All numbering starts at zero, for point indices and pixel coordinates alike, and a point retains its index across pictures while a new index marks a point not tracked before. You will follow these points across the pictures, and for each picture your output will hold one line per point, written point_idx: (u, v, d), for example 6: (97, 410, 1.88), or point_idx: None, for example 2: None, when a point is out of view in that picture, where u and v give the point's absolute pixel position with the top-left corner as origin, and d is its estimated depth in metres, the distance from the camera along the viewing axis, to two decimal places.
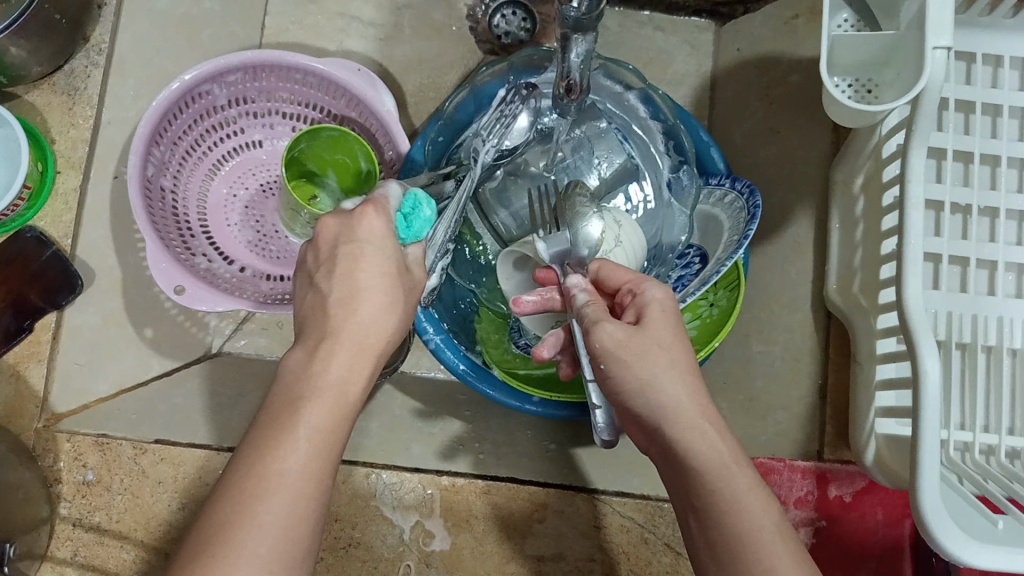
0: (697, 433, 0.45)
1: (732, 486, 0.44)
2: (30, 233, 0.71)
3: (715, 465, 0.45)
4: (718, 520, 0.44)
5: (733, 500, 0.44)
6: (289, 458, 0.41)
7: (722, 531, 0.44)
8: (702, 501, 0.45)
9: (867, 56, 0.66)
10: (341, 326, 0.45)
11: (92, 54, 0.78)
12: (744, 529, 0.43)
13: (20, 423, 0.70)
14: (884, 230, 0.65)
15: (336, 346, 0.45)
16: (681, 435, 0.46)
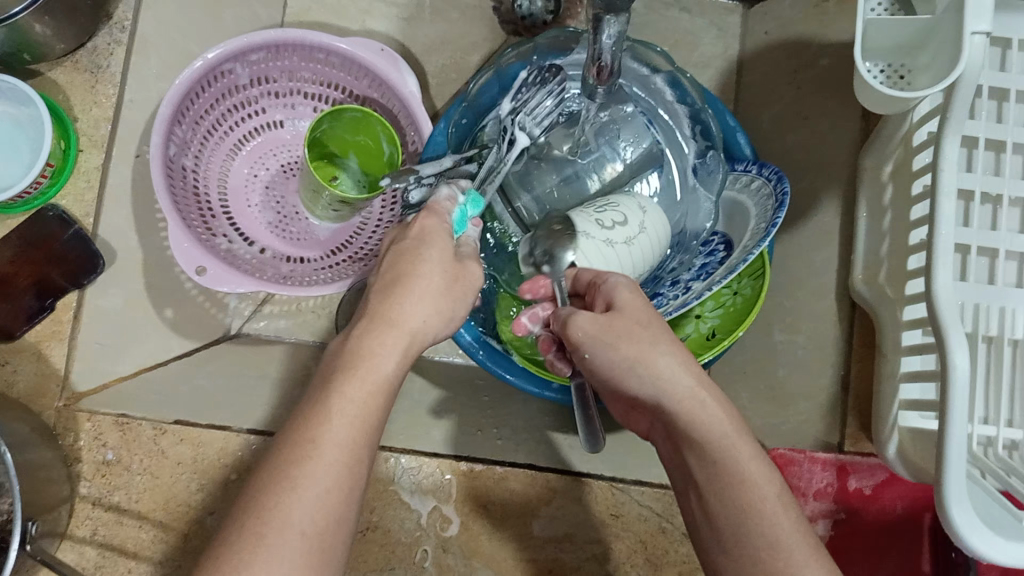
0: (698, 413, 0.48)
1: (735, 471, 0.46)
2: (52, 212, 0.72)
3: (717, 438, 0.47)
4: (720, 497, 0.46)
5: (735, 471, 0.46)
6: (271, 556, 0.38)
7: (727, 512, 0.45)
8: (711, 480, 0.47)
9: (901, 41, 0.65)
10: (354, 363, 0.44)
11: (114, 31, 0.77)
12: (745, 500, 0.45)
13: (42, 403, 0.69)
14: (914, 219, 0.64)
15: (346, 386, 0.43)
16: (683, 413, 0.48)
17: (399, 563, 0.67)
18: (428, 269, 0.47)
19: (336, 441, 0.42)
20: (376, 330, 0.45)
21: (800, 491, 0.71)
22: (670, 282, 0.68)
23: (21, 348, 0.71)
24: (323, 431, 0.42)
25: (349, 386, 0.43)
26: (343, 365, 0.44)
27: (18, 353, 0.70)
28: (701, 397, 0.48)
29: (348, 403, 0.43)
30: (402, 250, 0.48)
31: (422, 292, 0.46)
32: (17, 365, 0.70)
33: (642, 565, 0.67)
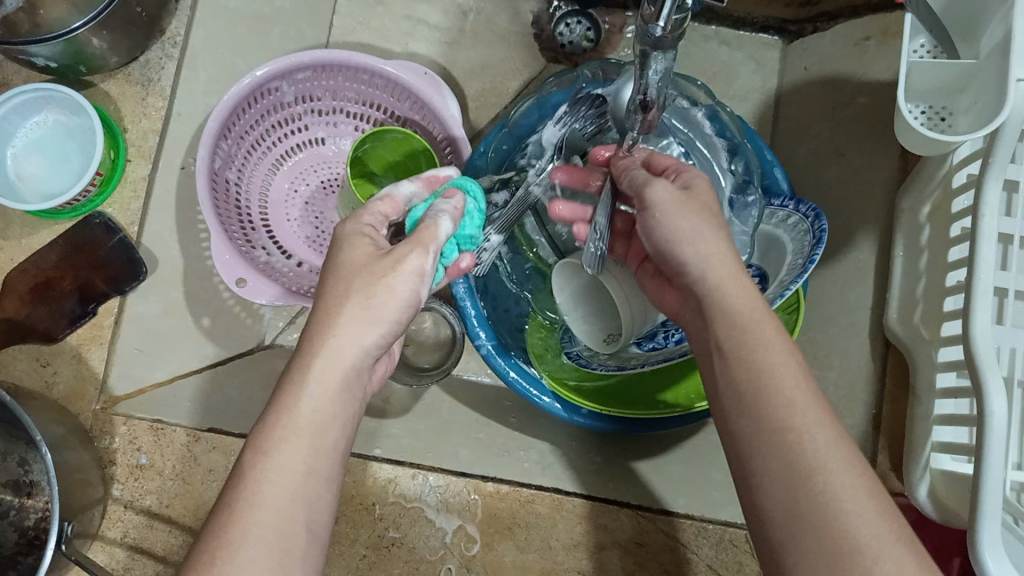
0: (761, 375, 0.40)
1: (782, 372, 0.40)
2: (98, 220, 0.73)
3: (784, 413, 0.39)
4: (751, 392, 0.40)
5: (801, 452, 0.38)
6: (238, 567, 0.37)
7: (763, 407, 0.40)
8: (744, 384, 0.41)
9: (943, 82, 0.65)
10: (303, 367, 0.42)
11: (167, 47, 0.79)
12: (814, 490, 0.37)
13: (80, 405, 0.71)
14: (951, 261, 0.64)
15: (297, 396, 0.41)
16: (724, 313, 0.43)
17: None
18: (352, 293, 0.42)
19: (263, 504, 0.39)
20: (299, 376, 0.41)
21: None
22: None
23: (60, 351, 0.72)
24: (250, 496, 0.39)
25: (295, 394, 0.41)
26: (281, 400, 0.41)
27: (58, 356, 0.72)
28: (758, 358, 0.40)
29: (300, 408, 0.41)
30: (321, 275, 0.44)
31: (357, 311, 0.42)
32: (56, 367, 0.71)
33: None
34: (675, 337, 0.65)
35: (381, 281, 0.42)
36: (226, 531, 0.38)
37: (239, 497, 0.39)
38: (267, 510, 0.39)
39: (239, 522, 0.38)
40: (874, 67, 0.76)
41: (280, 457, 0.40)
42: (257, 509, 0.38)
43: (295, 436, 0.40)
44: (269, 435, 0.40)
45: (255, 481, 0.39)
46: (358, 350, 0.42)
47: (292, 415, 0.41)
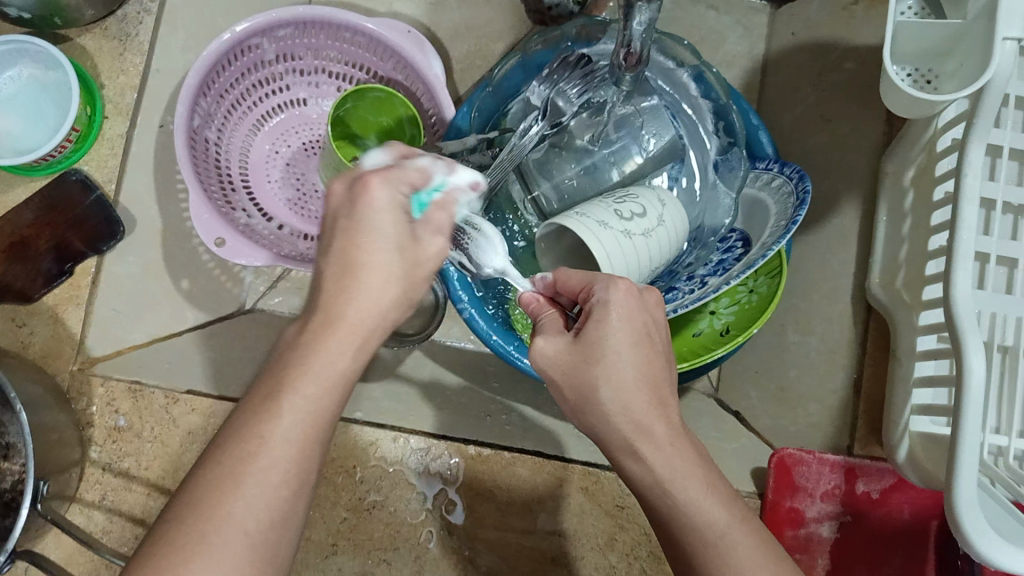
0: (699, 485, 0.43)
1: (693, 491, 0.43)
2: (74, 176, 0.71)
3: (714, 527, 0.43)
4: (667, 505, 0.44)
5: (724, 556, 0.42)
6: (233, 523, 0.36)
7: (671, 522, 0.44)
8: (656, 496, 0.45)
9: (930, 44, 0.65)
10: (332, 318, 0.40)
11: (144, 0, 0.76)
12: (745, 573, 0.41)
13: (57, 365, 0.70)
14: (934, 225, 0.64)
15: (316, 353, 0.40)
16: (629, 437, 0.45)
17: (403, 543, 0.68)
18: (375, 254, 0.40)
19: (265, 471, 0.37)
20: (306, 353, 0.40)
21: (807, 491, 0.71)
22: (685, 277, 0.68)
23: (37, 311, 0.71)
24: (243, 477, 0.37)
25: (320, 349, 0.40)
26: (296, 359, 0.40)
27: (34, 316, 0.71)
28: (678, 465, 0.43)
29: (320, 366, 0.40)
30: (341, 230, 0.41)
31: (377, 276, 0.40)
32: (34, 327, 0.70)
33: (645, 557, 0.67)
34: None
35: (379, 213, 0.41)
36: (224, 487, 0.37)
37: (230, 480, 0.37)
38: (257, 490, 0.37)
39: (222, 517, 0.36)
40: (861, 32, 0.75)
41: (292, 416, 0.39)
42: (259, 471, 0.37)
43: (306, 395, 0.39)
44: (262, 410, 0.39)
45: (252, 460, 0.37)
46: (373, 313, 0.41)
47: (306, 372, 0.39)
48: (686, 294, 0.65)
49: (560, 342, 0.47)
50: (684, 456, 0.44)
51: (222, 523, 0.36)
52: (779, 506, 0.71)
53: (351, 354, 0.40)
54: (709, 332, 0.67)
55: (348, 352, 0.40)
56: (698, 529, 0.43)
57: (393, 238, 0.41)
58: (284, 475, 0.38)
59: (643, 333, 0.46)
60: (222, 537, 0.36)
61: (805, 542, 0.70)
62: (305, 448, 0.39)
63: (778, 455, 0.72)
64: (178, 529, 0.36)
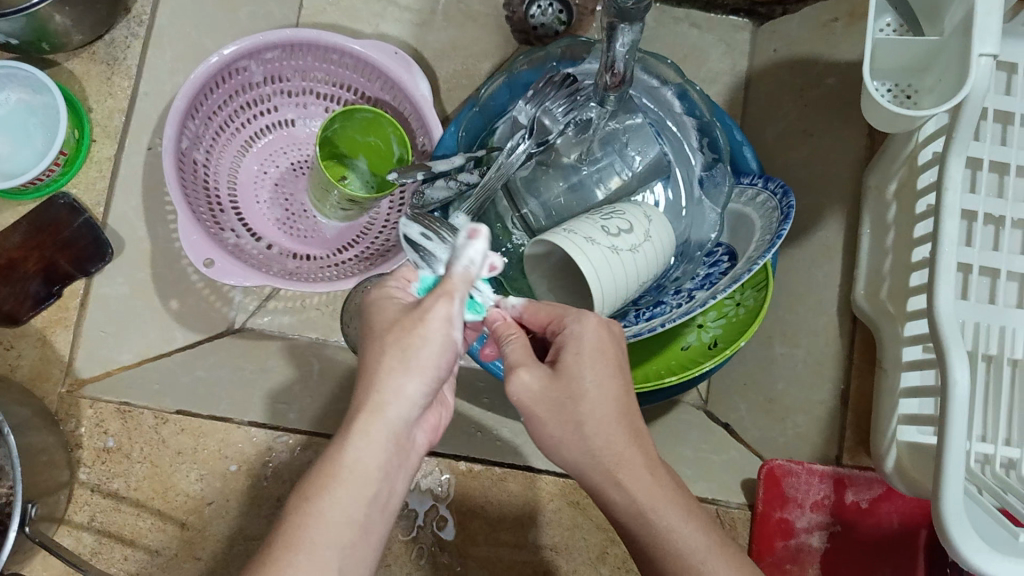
0: None
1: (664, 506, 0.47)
2: (63, 200, 0.71)
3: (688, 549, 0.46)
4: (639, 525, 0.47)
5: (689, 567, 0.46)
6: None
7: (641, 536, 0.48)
8: (643, 503, 0.45)
9: (909, 60, 0.66)
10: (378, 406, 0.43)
11: (132, 24, 0.77)
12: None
13: (45, 387, 0.69)
14: (916, 237, 0.65)
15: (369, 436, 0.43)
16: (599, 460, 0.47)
17: (396, 562, 0.67)
18: (426, 346, 0.44)
19: (324, 536, 0.41)
20: (353, 451, 0.43)
21: (797, 502, 0.70)
22: (673, 291, 0.69)
23: (25, 334, 0.70)
24: (301, 543, 0.40)
25: (371, 430, 0.43)
26: (344, 445, 0.43)
27: (22, 338, 0.70)
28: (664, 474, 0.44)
29: (372, 447, 0.43)
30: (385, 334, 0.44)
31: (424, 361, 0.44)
32: (21, 350, 0.70)
33: (638, 571, 0.67)
34: (643, 317, 0.67)
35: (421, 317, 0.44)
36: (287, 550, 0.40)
37: (290, 543, 0.40)
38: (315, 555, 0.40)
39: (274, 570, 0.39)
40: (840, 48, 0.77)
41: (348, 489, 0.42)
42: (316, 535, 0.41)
43: (355, 475, 0.42)
44: (318, 486, 0.42)
45: (310, 528, 0.41)
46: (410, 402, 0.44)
47: (359, 454, 0.43)
48: (675, 308, 0.65)
49: (539, 376, 0.48)
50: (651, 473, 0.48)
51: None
52: (769, 517, 0.70)
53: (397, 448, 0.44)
54: (698, 345, 0.68)
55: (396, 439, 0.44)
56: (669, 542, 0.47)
57: (435, 333, 0.44)
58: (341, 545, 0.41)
59: (617, 361, 0.49)
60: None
61: (796, 552, 0.70)
62: (355, 521, 0.42)
63: (767, 466, 0.71)
64: None
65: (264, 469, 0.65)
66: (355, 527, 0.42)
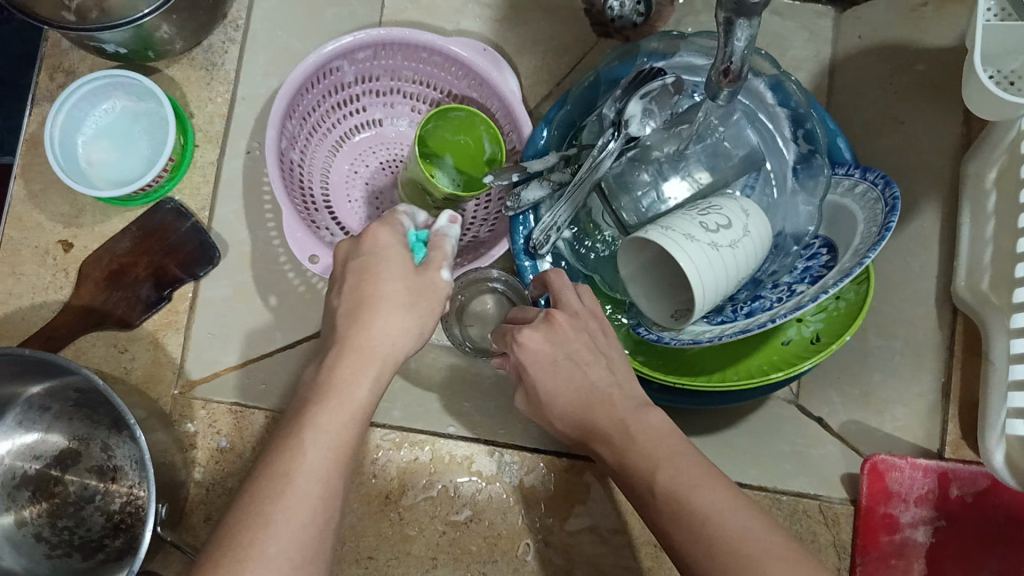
0: None
1: (753, 543, 0.42)
2: (168, 205, 0.73)
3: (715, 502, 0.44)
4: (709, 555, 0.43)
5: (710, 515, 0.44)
6: (293, 499, 0.43)
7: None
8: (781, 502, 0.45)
9: (1013, 46, 0.64)
10: (353, 341, 0.49)
11: (229, 30, 0.78)
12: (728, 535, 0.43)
13: (159, 389, 0.71)
14: (1023, 227, 0.64)
15: (348, 364, 0.48)
16: (674, 491, 0.45)
17: (502, 556, 0.69)
18: (380, 293, 0.50)
19: (314, 455, 0.45)
20: (328, 374, 0.48)
21: (900, 497, 0.70)
22: (771, 285, 0.68)
23: (138, 337, 0.72)
24: (289, 470, 0.44)
25: (342, 366, 0.48)
26: (323, 380, 0.48)
27: (135, 342, 0.72)
28: None
29: (344, 385, 0.48)
30: (356, 273, 0.51)
31: (386, 305, 0.50)
32: (135, 353, 0.72)
33: None
34: (744, 311, 0.67)
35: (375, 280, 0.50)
36: (278, 476, 0.44)
37: (282, 472, 0.44)
38: (303, 480, 0.44)
39: (255, 550, 0.41)
40: (931, 33, 0.77)
41: (333, 410, 0.47)
42: (300, 459, 0.45)
43: (336, 408, 0.47)
44: (302, 420, 0.46)
45: (296, 455, 0.45)
46: (391, 342, 0.50)
47: (339, 382, 0.48)
48: (777, 301, 0.65)
49: None
50: (735, 508, 0.44)
51: (281, 503, 0.43)
52: (872, 512, 0.71)
53: (368, 366, 0.49)
54: (799, 341, 0.67)
55: (382, 369, 0.49)
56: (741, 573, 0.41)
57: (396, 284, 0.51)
58: (327, 466, 0.45)
59: None
60: (285, 514, 0.43)
61: (900, 547, 0.70)
62: (334, 445, 0.46)
63: (869, 460, 0.71)
64: (231, 538, 0.42)
65: (371, 468, 0.70)
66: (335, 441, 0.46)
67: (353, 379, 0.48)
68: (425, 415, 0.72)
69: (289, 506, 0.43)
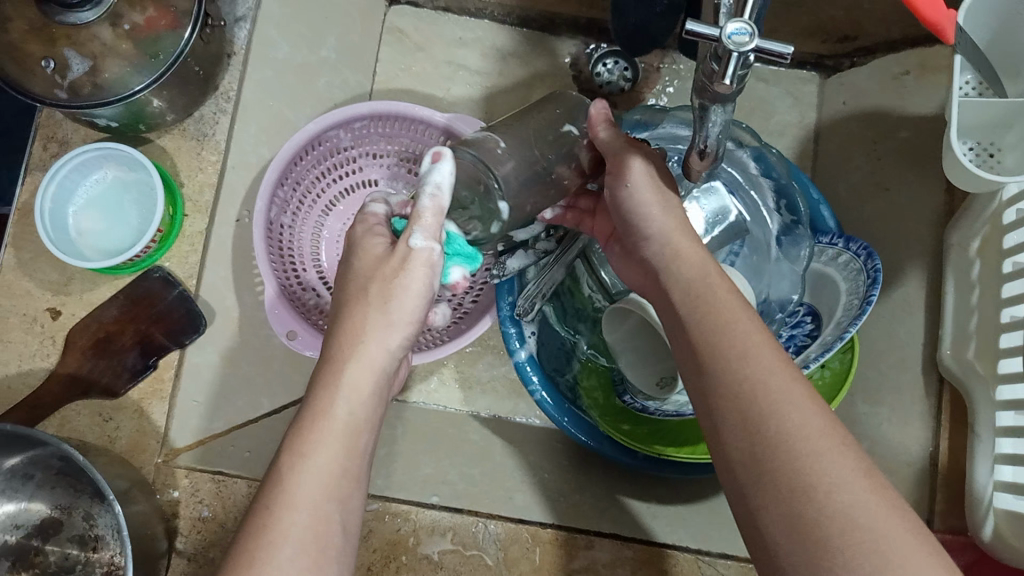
0: None
1: (795, 418, 0.40)
2: (156, 273, 0.74)
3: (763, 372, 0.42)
4: (763, 439, 0.40)
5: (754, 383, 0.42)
6: (294, 523, 0.42)
7: (746, 449, 0.40)
8: None
9: (995, 120, 0.65)
10: (341, 352, 0.46)
11: (220, 101, 0.80)
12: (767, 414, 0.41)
13: (142, 458, 0.71)
14: (1005, 297, 0.64)
15: (341, 371, 0.46)
16: (753, 386, 0.41)
17: None
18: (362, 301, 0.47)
19: (313, 474, 0.43)
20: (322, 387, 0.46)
21: None
22: None
23: (123, 406, 0.72)
24: (291, 491, 0.42)
25: (338, 378, 0.46)
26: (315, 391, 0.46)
27: (120, 411, 0.72)
28: None
29: (339, 397, 0.45)
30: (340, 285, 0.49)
31: (371, 305, 0.47)
32: (119, 422, 0.72)
33: None
34: None
35: (366, 287, 0.47)
36: (275, 499, 0.42)
37: (283, 495, 0.42)
38: (303, 501, 0.42)
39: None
40: (914, 100, 0.76)
41: (328, 424, 0.45)
42: (299, 477, 0.43)
43: (327, 423, 0.45)
44: (296, 441, 0.44)
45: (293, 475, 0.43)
46: (386, 353, 0.47)
47: (332, 392, 0.45)
48: None
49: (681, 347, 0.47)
50: (787, 379, 0.42)
51: (281, 528, 0.42)
52: None
53: (358, 374, 0.46)
54: None
55: (376, 373, 0.46)
56: (779, 466, 0.39)
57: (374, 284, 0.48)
58: (329, 481, 0.43)
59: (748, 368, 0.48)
60: (289, 539, 0.41)
61: None
62: (333, 466, 0.44)
63: None
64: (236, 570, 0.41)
65: None
66: (336, 455, 0.44)
67: (346, 386, 0.46)
68: (408, 484, 0.72)
69: (290, 531, 0.41)
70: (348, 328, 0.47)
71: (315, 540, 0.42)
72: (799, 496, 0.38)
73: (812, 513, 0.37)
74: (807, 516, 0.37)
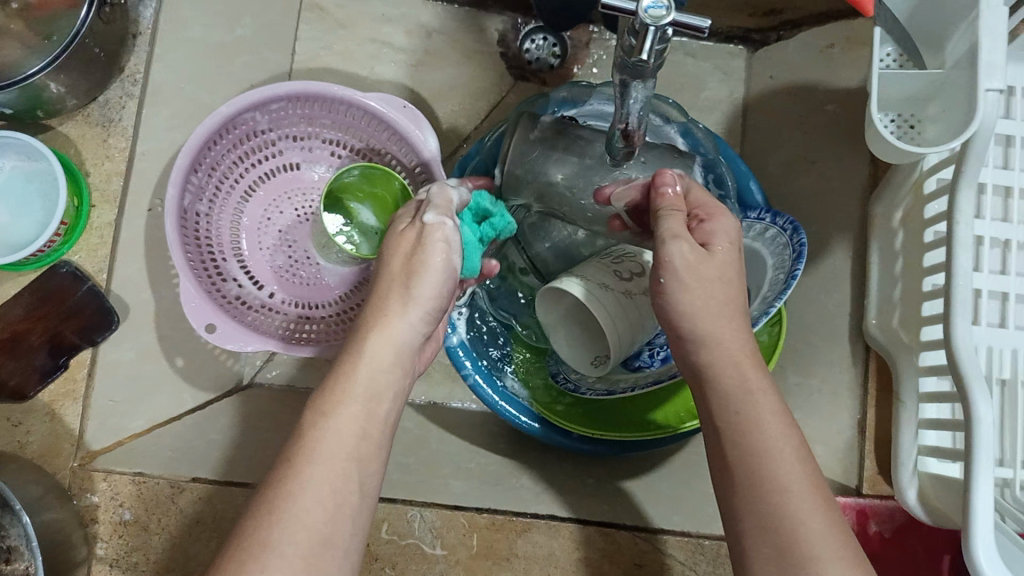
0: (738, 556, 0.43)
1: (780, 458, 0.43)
2: (65, 268, 0.72)
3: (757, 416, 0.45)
4: (756, 482, 0.43)
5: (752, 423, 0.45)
6: (313, 486, 0.42)
7: (740, 489, 0.44)
8: None
9: (912, 93, 0.66)
10: (377, 324, 0.48)
11: (127, 85, 0.77)
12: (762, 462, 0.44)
13: (57, 462, 0.69)
14: (926, 266, 0.65)
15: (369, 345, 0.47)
16: (754, 429, 0.44)
17: None
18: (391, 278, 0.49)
19: (334, 437, 0.44)
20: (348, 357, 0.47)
21: None
22: None
23: (34, 409, 0.70)
24: (315, 452, 0.43)
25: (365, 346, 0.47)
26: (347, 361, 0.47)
27: (30, 414, 0.70)
28: None
29: (369, 363, 0.47)
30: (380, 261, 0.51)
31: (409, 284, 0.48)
32: (30, 426, 0.70)
33: None
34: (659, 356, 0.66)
35: (405, 265, 0.49)
36: (294, 464, 0.43)
37: (306, 457, 0.43)
38: (322, 464, 0.43)
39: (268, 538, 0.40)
40: (840, 75, 0.77)
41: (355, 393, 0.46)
42: (323, 443, 0.44)
43: (355, 392, 0.46)
44: (322, 407, 0.46)
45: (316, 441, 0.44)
46: (410, 329, 0.48)
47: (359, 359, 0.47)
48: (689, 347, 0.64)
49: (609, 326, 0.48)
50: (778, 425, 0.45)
51: (299, 492, 0.42)
52: None
53: (387, 350, 0.47)
54: None
55: (403, 352, 0.48)
56: (777, 513, 0.42)
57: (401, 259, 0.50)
58: (354, 451, 0.44)
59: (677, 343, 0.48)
60: (308, 500, 0.42)
61: None
62: (356, 440, 0.45)
63: None
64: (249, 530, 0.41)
65: None
66: (367, 424, 0.45)
67: (370, 359, 0.47)
68: None
69: (307, 492, 0.42)
70: (380, 297, 0.49)
71: (332, 508, 0.42)
72: (788, 533, 0.41)
73: (791, 532, 0.41)
74: (789, 534, 0.41)
